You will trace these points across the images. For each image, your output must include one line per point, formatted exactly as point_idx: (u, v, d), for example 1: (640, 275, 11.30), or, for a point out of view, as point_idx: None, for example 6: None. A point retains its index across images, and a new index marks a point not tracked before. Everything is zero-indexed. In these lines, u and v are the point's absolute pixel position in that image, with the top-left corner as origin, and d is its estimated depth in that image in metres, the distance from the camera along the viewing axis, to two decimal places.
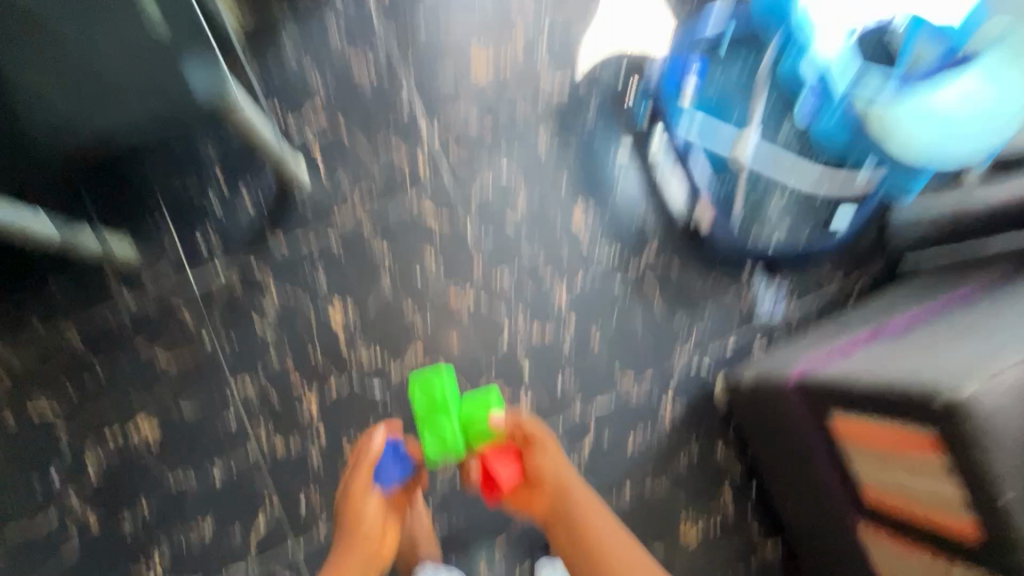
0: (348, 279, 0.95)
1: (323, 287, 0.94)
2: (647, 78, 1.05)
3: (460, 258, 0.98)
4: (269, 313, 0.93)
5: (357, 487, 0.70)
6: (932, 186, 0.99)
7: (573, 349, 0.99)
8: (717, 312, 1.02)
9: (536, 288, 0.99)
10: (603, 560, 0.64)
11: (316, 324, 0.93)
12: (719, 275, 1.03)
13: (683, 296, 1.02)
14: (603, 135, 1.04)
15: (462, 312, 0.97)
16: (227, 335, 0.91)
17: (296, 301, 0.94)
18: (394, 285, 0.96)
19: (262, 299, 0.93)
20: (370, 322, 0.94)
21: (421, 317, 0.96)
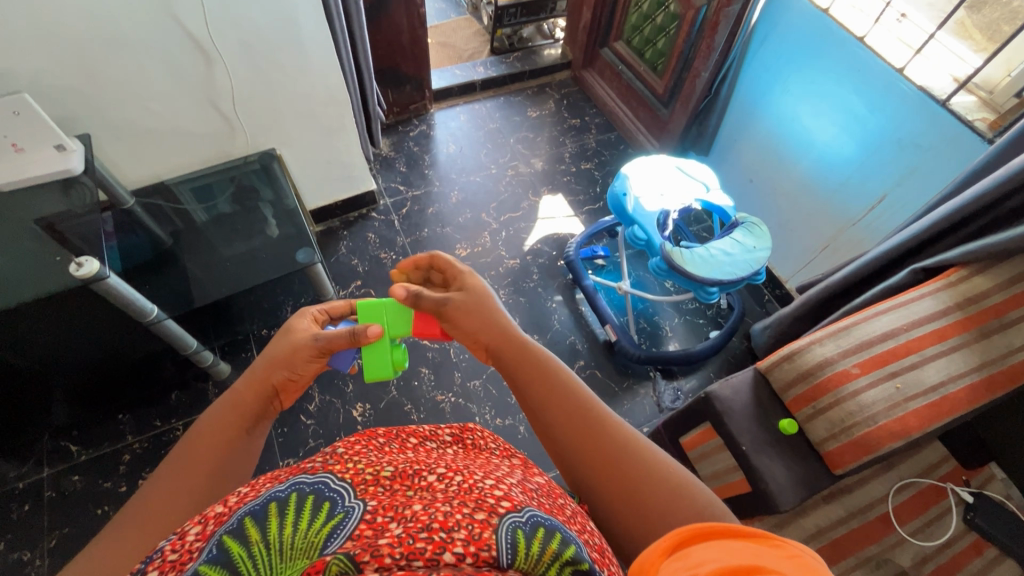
0: (367, 388, 1.38)
1: (350, 393, 1.37)
2: (570, 244, 1.59)
3: (446, 373, 1.42)
4: (311, 410, 1.33)
5: (276, 372, 0.65)
6: (766, 316, 1.45)
7: (527, 434, 1.35)
8: (632, 406, 1.40)
9: (498, 392, 1.40)
10: (542, 388, 0.67)
11: (344, 419, 1.33)
12: (630, 381, 1.44)
13: (607, 394, 1.41)
14: (543, 290, 1.57)
15: (446, 408, 1.37)
16: (282, 427, 1.31)
17: (329, 403, 1.35)
18: (399, 392, 1.38)
19: (307, 402, 1.35)
20: (380, 416, 1.34)
21: (417, 412, 1.35)
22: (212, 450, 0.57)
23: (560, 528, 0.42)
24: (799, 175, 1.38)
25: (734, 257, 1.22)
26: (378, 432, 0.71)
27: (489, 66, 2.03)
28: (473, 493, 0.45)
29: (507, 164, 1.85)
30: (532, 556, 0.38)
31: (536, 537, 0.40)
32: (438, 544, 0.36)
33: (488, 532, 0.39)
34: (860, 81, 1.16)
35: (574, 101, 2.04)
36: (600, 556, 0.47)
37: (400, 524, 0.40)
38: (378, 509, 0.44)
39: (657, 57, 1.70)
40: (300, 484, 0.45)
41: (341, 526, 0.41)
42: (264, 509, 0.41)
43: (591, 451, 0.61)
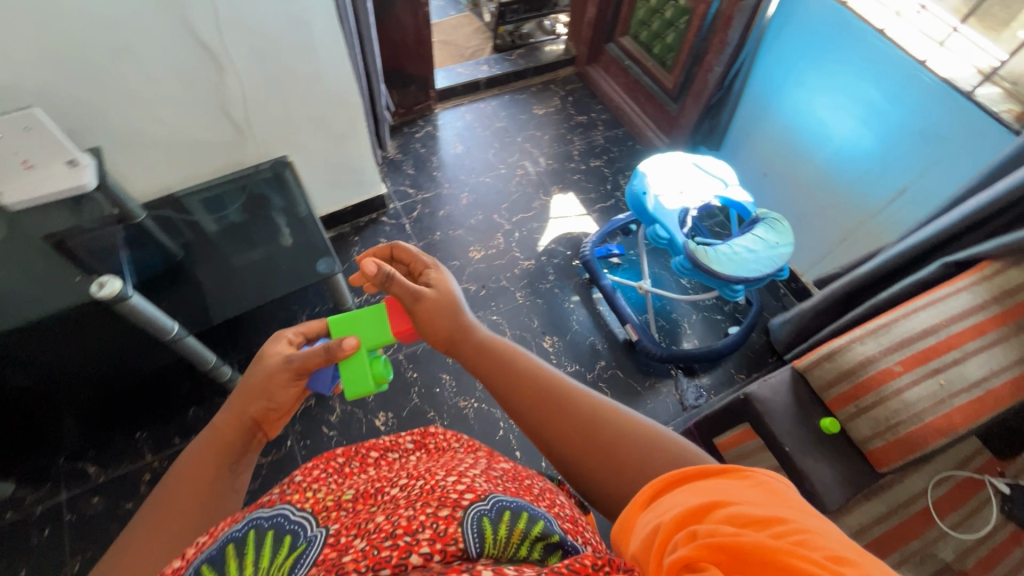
0: (388, 396, 1.36)
1: (371, 402, 1.35)
2: (585, 243, 1.58)
3: (467, 378, 1.41)
4: (333, 421, 1.31)
5: (253, 404, 0.62)
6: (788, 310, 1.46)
7: None
8: (655, 404, 1.40)
9: None
10: (507, 371, 0.69)
11: (366, 428, 1.31)
12: (652, 380, 1.43)
13: (629, 394, 1.40)
14: (559, 291, 1.56)
15: (470, 414, 1.35)
16: (304, 440, 1.28)
17: (351, 412, 1.33)
18: (421, 399, 1.36)
19: (328, 412, 1.33)
20: (403, 425, 1.32)
21: (440, 419, 1.34)
22: (191, 496, 0.55)
23: (524, 508, 0.49)
24: (815, 169, 1.38)
25: (758, 255, 1.21)
26: (332, 454, 0.69)
27: (493, 64, 2.01)
28: (433, 490, 0.49)
29: (516, 164, 1.83)
30: (501, 537, 0.44)
31: (504, 521, 0.46)
32: (404, 548, 0.41)
33: (454, 526, 0.44)
34: (879, 74, 1.15)
35: (580, 97, 2.02)
36: (570, 523, 0.56)
37: (363, 537, 0.44)
38: (340, 529, 0.48)
39: (665, 51, 1.68)
40: (256, 522, 0.47)
41: (304, 553, 0.44)
42: (222, 552, 0.43)
43: (560, 431, 0.63)
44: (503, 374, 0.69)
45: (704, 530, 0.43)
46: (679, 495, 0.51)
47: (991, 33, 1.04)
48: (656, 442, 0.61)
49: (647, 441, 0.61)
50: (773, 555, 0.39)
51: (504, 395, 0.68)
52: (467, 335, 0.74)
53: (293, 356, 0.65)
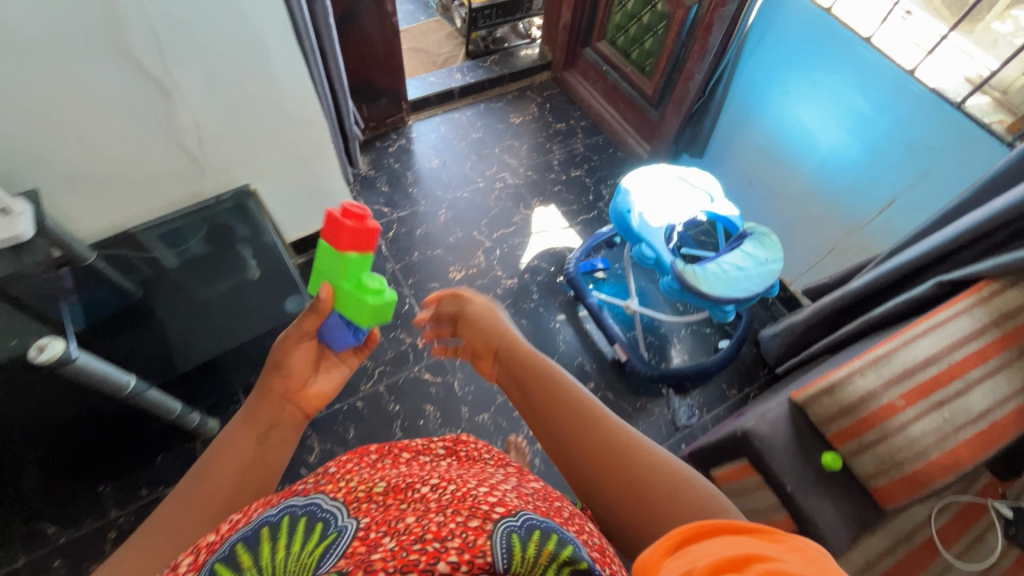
0: (370, 432, 1.30)
1: (352, 440, 1.28)
2: (569, 259, 1.53)
3: (452, 408, 1.35)
4: (312, 463, 1.25)
5: (278, 388, 0.57)
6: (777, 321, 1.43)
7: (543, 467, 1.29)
8: (648, 426, 1.35)
9: (509, 425, 1.34)
10: (545, 400, 0.61)
11: None
12: (643, 401, 1.39)
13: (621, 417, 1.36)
14: (545, 310, 1.51)
15: None
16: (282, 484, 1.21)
17: (331, 452, 1.26)
18: (405, 433, 1.30)
19: (307, 453, 1.26)
20: None
21: None
22: (226, 477, 0.50)
23: (556, 528, 0.35)
24: (802, 178, 1.35)
25: (749, 272, 1.17)
26: (362, 448, 0.61)
27: (466, 72, 1.94)
28: (463, 497, 0.39)
29: (494, 176, 1.76)
30: (526, 563, 0.30)
31: (533, 540, 0.32)
32: (431, 555, 0.31)
33: (482, 539, 0.32)
34: (867, 82, 1.12)
35: (557, 104, 1.96)
36: (599, 555, 0.38)
37: (392, 537, 0.34)
38: (371, 524, 0.38)
39: (643, 57, 1.62)
40: (291, 509, 0.39)
41: (334, 544, 0.35)
42: (255, 534, 0.35)
43: (586, 452, 0.56)
44: (543, 400, 0.61)
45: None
46: (705, 546, 0.41)
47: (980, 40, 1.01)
48: (685, 480, 0.54)
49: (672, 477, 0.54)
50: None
51: (533, 408, 0.62)
52: (517, 356, 0.67)
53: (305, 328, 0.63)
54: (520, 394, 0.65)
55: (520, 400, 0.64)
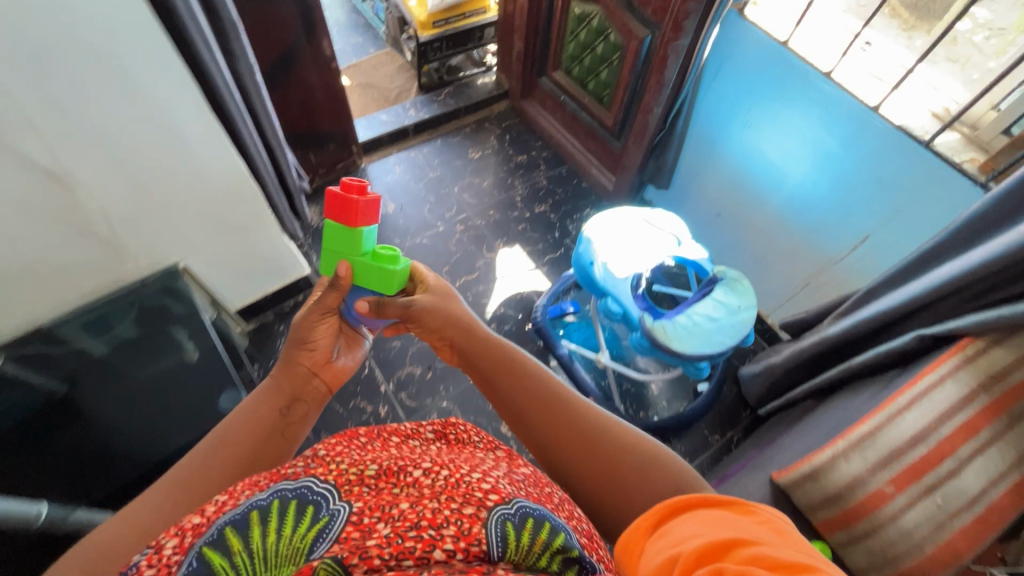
0: None
1: None
2: (537, 306, 1.46)
3: None
4: None
5: (295, 392, 0.71)
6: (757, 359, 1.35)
7: None
8: None
9: None
10: (515, 384, 0.69)
11: None
12: None
13: None
14: None
15: None
16: None
17: None
18: None
19: None
20: None
21: None
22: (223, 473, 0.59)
23: (546, 515, 0.42)
24: (771, 213, 1.28)
25: (721, 322, 1.10)
26: (358, 433, 0.61)
27: (419, 108, 1.85)
28: (457, 484, 0.43)
29: (455, 218, 1.68)
30: (520, 550, 0.37)
31: (527, 528, 0.39)
32: (428, 541, 0.36)
33: (478, 526, 0.38)
34: (831, 118, 1.06)
35: (517, 135, 1.89)
36: (587, 540, 0.47)
37: (388, 523, 0.37)
38: (366, 508, 0.39)
39: (600, 88, 1.55)
40: (281, 491, 0.39)
41: (326, 529, 0.37)
42: (246, 516, 0.36)
43: (548, 417, 0.65)
44: (511, 383, 0.69)
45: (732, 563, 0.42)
46: (687, 525, 0.50)
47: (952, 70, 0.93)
48: (638, 442, 0.63)
49: (625, 440, 0.63)
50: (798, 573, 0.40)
51: (499, 389, 0.70)
52: (482, 346, 0.74)
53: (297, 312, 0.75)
54: (492, 387, 0.71)
55: (484, 382, 0.72)
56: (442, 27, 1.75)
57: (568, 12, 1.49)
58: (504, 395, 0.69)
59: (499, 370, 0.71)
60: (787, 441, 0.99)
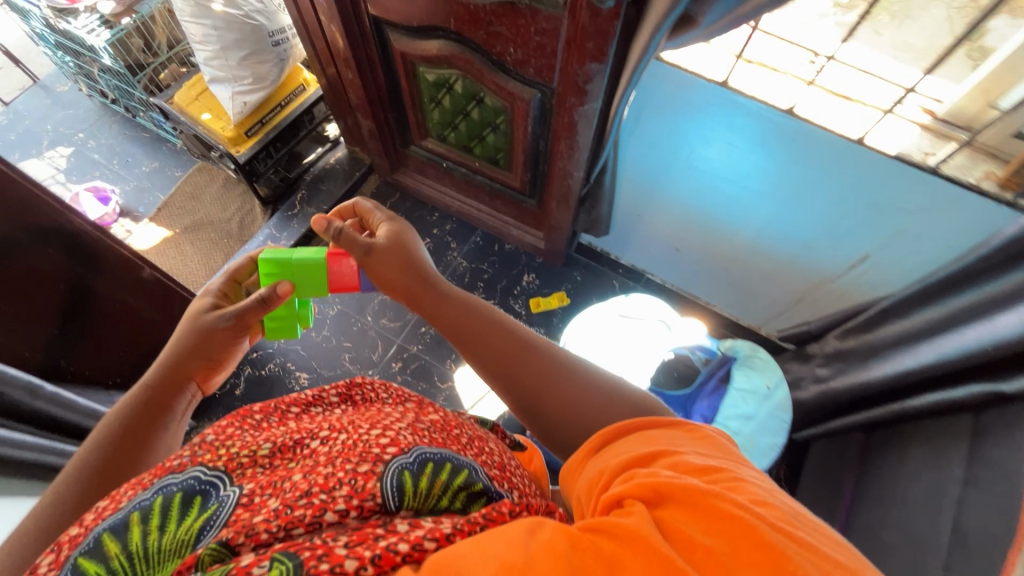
0: None
1: None
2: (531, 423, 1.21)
3: None
4: None
5: (194, 360, 0.67)
6: (706, 286, 1.32)
7: None
8: None
9: None
10: (479, 330, 0.67)
11: None
12: None
13: None
14: None
15: None
16: None
17: None
18: None
19: None
20: None
21: None
22: (147, 410, 0.63)
23: (451, 456, 0.48)
24: (741, 242, 1.12)
25: (758, 418, 0.95)
26: (248, 411, 0.60)
27: (278, 234, 1.46)
28: (355, 444, 0.47)
29: (385, 356, 1.36)
30: (418, 495, 0.43)
31: (425, 472, 0.45)
32: (319, 506, 0.39)
33: (374, 481, 0.42)
34: (800, 150, 0.87)
35: (407, 215, 1.55)
36: (499, 471, 0.55)
37: (279, 496, 0.41)
38: (255, 489, 0.43)
39: (488, 151, 1.25)
40: (168, 487, 0.43)
41: (214, 516, 0.40)
42: (124, 521, 0.39)
43: (517, 359, 0.63)
44: (475, 326, 0.67)
45: (641, 472, 0.44)
46: (625, 445, 0.50)
47: (950, 74, 0.76)
48: (609, 380, 0.61)
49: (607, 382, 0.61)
50: (703, 496, 0.38)
51: (466, 333, 0.67)
52: (444, 298, 0.71)
53: (223, 313, 0.69)
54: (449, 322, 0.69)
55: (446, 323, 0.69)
56: (259, 131, 1.34)
57: (416, 77, 1.14)
58: (461, 333, 0.67)
59: (464, 317, 0.68)
60: (887, 533, 0.87)
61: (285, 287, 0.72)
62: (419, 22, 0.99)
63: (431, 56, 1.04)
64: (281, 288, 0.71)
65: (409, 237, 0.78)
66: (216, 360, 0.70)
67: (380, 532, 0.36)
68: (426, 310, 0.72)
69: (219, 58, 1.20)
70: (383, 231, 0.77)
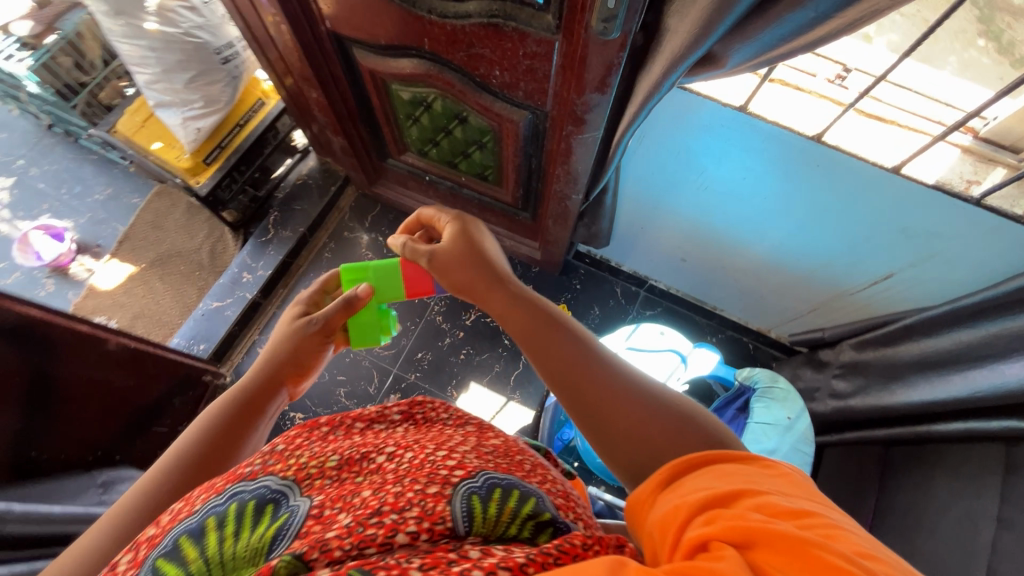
0: None
1: None
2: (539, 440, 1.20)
3: None
4: None
5: (286, 365, 0.66)
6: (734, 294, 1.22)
7: None
8: None
9: None
10: (560, 351, 0.58)
11: None
12: None
13: None
14: None
15: None
16: None
17: None
18: None
19: None
20: None
21: None
22: (239, 413, 0.62)
23: (516, 484, 0.43)
24: (755, 257, 1.04)
25: (781, 452, 0.90)
26: (316, 422, 0.55)
27: (253, 264, 1.35)
28: (421, 464, 0.44)
29: (382, 387, 1.30)
30: (486, 521, 0.38)
31: (494, 498, 0.40)
32: (390, 527, 0.36)
33: (443, 505, 0.38)
34: (825, 176, 0.78)
35: (391, 229, 1.45)
36: (564, 501, 0.47)
37: (349, 513, 0.38)
38: (325, 501, 0.41)
39: (475, 167, 1.14)
40: (240, 494, 0.42)
41: (286, 525, 0.39)
42: (202, 525, 0.38)
43: (600, 388, 0.54)
44: (555, 342, 0.58)
45: (726, 513, 0.39)
46: (699, 479, 0.45)
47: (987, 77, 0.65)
48: (695, 423, 0.52)
49: (682, 412, 0.53)
50: (800, 544, 0.34)
51: (544, 349, 0.58)
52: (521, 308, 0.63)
53: (316, 318, 0.67)
54: (525, 333, 0.61)
55: (521, 334, 0.61)
56: (220, 156, 1.21)
57: (389, 94, 1.01)
58: (537, 347, 0.59)
59: (542, 331, 0.60)
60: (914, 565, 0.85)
61: (367, 289, 0.69)
62: (388, 40, 0.86)
63: (405, 75, 0.92)
64: (360, 291, 0.69)
65: (480, 238, 0.70)
66: (304, 365, 0.67)
67: (453, 555, 0.33)
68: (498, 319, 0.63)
69: (163, 81, 1.06)
70: (451, 231, 0.70)
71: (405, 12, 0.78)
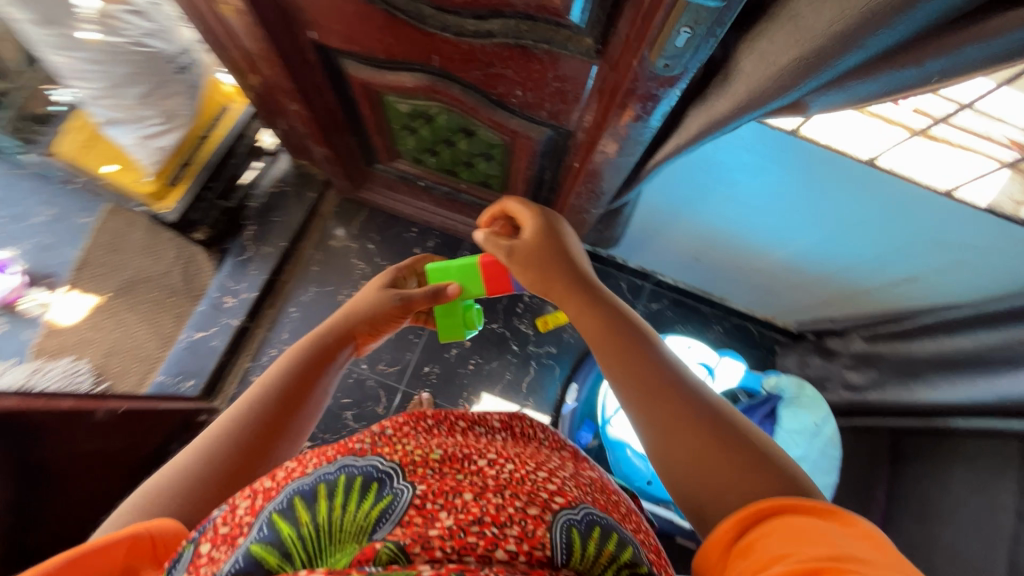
0: None
1: None
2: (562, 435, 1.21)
3: None
4: None
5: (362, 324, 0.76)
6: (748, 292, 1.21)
7: None
8: None
9: None
10: (635, 351, 0.59)
11: None
12: None
13: None
14: None
15: None
16: None
17: None
18: None
19: None
20: None
21: None
22: (318, 361, 0.70)
23: (613, 527, 0.41)
24: (776, 261, 1.03)
25: (809, 459, 0.92)
26: (421, 413, 0.56)
27: (235, 287, 1.25)
28: (522, 479, 0.42)
29: (391, 407, 1.25)
30: (583, 558, 0.36)
31: (594, 536, 0.38)
32: (490, 540, 0.35)
33: (544, 530, 0.37)
34: (870, 195, 0.76)
35: (381, 234, 1.34)
36: (657, 555, 0.45)
37: (450, 512, 0.37)
38: (429, 493, 0.40)
39: (478, 176, 1.06)
40: (349, 468, 0.42)
41: (389, 508, 0.39)
42: (314, 489, 0.40)
43: (662, 395, 0.54)
44: (632, 343, 0.59)
45: None
46: (774, 536, 0.40)
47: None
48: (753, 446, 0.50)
49: (740, 431, 0.51)
50: None
51: (619, 345, 0.59)
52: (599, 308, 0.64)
53: (399, 295, 0.78)
54: (601, 329, 0.62)
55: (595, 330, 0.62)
56: (185, 173, 1.07)
57: (384, 106, 0.90)
58: (611, 344, 0.60)
59: (621, 330, 0.61)
60: (935, 555, 0.90)
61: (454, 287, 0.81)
62: (386, 55, 0.75)
63: (407, 89, 0.81)
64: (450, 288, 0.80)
65: (562, 236, 0.71)
66: (374, 328, 0.77)
67: None
68: (574, 312, 0.65)
69: (110, 96, 0.91)
70: (530, 222, 0.71)
71: (411, 27, 0.67)
